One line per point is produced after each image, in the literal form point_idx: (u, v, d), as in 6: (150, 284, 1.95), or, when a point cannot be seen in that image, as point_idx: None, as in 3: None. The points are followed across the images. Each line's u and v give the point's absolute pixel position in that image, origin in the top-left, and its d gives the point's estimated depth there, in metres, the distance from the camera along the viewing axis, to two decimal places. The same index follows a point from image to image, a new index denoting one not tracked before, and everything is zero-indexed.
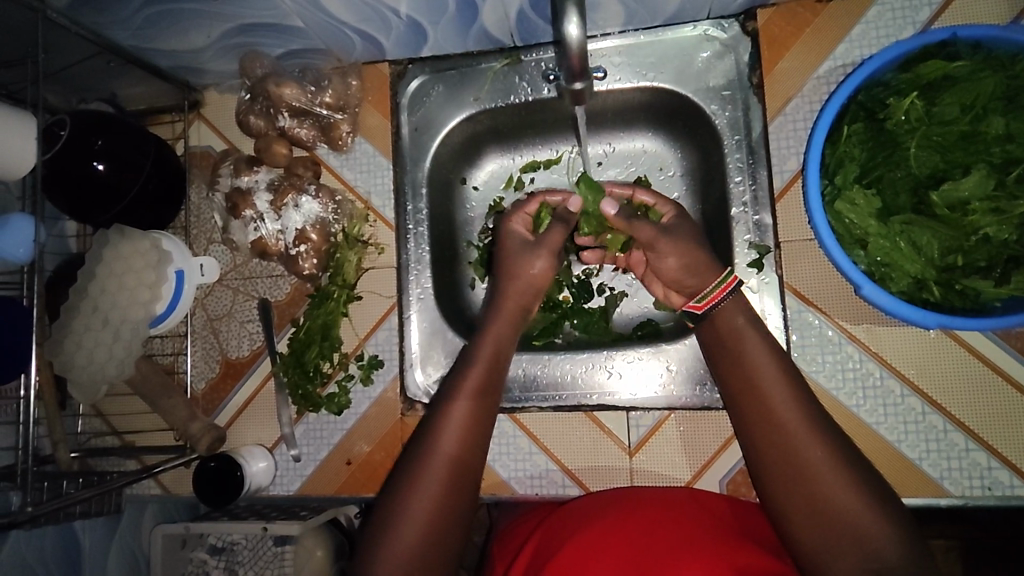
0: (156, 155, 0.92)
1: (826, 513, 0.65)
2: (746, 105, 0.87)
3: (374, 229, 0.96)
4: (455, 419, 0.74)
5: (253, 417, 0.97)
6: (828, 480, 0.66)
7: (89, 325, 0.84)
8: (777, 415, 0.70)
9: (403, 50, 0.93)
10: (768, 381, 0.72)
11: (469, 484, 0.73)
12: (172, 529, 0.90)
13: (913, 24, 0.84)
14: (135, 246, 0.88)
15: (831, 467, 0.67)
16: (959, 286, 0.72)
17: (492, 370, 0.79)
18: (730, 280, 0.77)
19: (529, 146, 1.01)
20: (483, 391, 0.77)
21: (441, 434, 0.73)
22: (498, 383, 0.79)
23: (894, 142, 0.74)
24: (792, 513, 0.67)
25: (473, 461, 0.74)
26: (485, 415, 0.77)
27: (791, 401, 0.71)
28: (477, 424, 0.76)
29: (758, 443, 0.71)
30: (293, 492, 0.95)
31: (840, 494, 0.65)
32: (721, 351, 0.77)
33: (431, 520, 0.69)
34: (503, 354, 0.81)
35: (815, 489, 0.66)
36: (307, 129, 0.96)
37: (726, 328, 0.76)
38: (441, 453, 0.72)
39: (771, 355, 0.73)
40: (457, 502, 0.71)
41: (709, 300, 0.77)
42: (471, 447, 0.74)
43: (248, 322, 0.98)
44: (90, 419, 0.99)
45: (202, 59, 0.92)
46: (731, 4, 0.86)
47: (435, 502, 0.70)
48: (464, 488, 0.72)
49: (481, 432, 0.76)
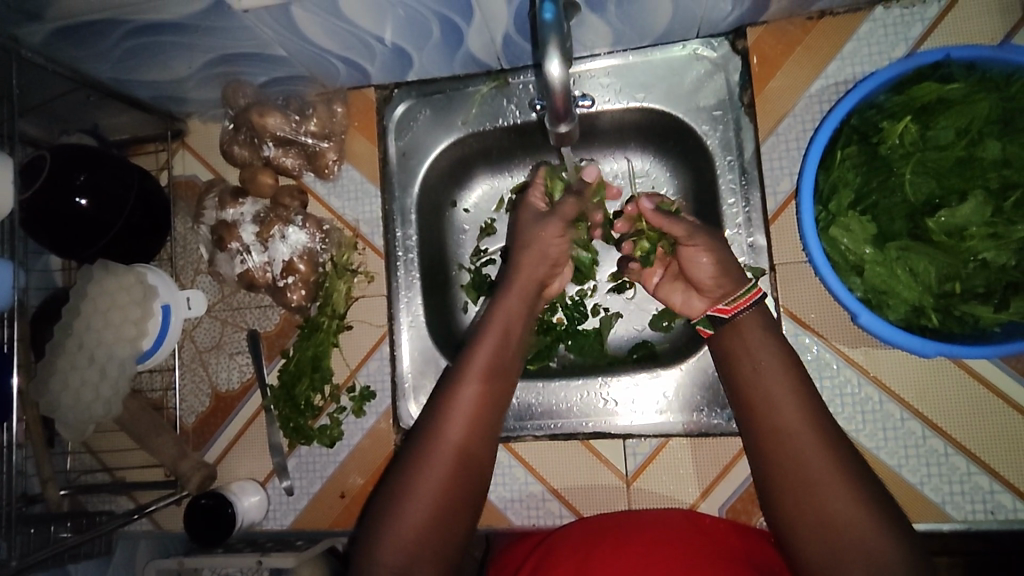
0: (140, 187, 0.90)
1: (830, 528, 0.64)
2: (737, 124, 0.86)
3: (364, 257, 0.95)
4: (448, 442, 0.72)
5: (244, 450, 0.96)
6: (831, 494, 0.65)
7: (75, 363, 0.82)
8: (784, 424, 0.69)
9: (388, 75, 0.92)
10: (774, 392, 0.71)
11: (460, 511, 0.71)
12: (164, 564, 0.87)
13: (905, 41, 0.83)
14: (120, 281, 0.86)
15: (842, 487, 0.65)
16: (958, 312, 0.70)
17: (489, 391, 0.76)
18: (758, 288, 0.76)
19: (520, 167, 0.99)
20: (479, 416, 0.75)
21: (433, 457, 0.71)
22: (498, 404, 0.77)
23: (888, 167, 0.73)
24: (797, 527, 0.66)
25: (466, 487, 0.72)
26: (482, 436, 0.75)
27: (798, 410, 0.69)
28: (471, 448, 0.73)
29: (763, 451, 0.70)
30: (287, 526, 0.94)
31: (847, 512, 0.64)
32: (729, 359, 0.76)
33: (417, 547, 0.68)
34: (505, 353, 0.79)
35: (820, 504, 0.65)
36: (293, 158, 0.95)
37: (739, 343, 0.75)
38: (431, 478, 0.70)
39: (781, 364, 0.72)
40: (447, 529, 0.70)
41: (739, 302, 0.76)
42: (464, 472, 0.72)
43: (238, 353, 0.96)
44: (79, 455, 0.97)
45: (185, 89, 0.91)
46: (721, 23, 0.84)
47: (423, 530, 0.68)
48: (455, 515, 0.71)
49: (476, 457, 0.74)
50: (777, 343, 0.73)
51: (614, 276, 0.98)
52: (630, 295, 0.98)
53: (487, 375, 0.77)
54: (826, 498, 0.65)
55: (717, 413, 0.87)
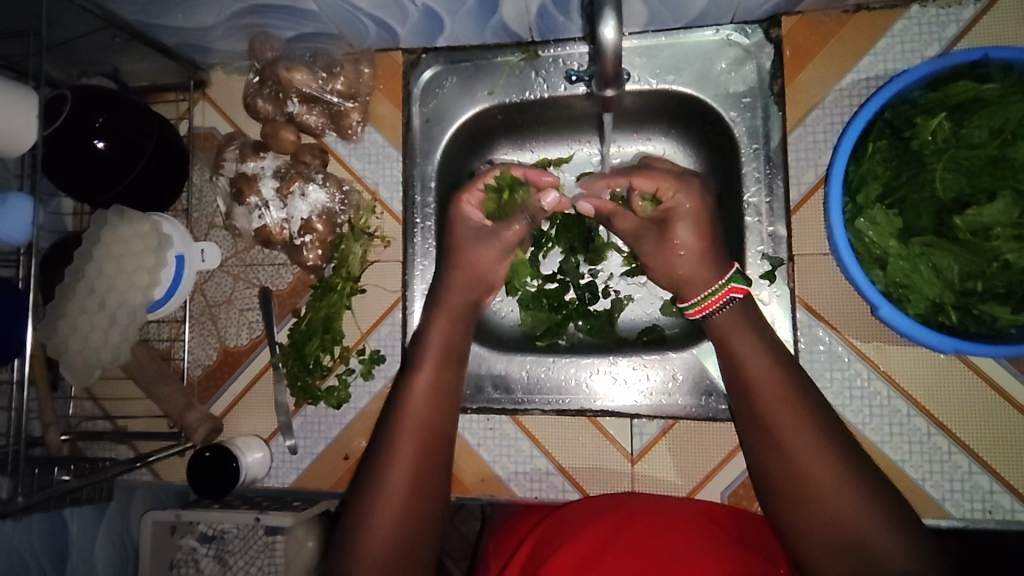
0: (159, 136, 0.89)
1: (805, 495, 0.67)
2: (766, 113, 0.85)
3: (380, 221, 0.95)
4: (394, 487, 0.73)
5: (251, 407, 0.95)
6: (819, 457, 0.68)
7: (86, 308, 0.81)
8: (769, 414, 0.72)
9: (417, 39, 0.91)
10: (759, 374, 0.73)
11: (423, 528, 0.73)
12: (161, 516, 0.90)
13: (939, 41, 0.83)
14: (134, 228, 0.85)
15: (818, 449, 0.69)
16: (976, 311, 0.71)
17: (432, 423, 0.78)
18: (720, 293, 0.77)
19: (543, 143, 0.99)
20: (438, 376, 0.81)
21: (380, 494, 0.73)
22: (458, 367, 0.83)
23: (920, 163, 0.73)
24: (793, 505, 0.68)
25: (434, 440, 0.77)
26: (432, 446, 0.77)
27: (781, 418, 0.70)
28: (434, 405, 0.79)
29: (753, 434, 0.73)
30: (288, 484, 0.94)
31: (825, 485, 0.67)
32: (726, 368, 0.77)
33: (397, 512, 0.72)
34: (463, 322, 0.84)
35: (846, 541, 0.64)
36: (316, 116, 0.93)
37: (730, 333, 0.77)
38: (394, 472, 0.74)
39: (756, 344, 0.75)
40: (426, 485, 0.75)
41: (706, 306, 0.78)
42: (415, 504, 0.73)
43: (248, 309, 0.96)
44: (80, 401, 0.96)
45: (210, 39, 0.89)
46: (756, 10, 0.84)
47: (408, 479, 0.74)
48: (415, 545, 0.72)
49: (438, 416, 0.79)
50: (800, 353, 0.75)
51: (626, 259, 0.98)
52: (644, 279, 0.98)
53: (448, 340, 0.83)
54: (851, 533, 0.64)
55: (724, 399, 0.87)
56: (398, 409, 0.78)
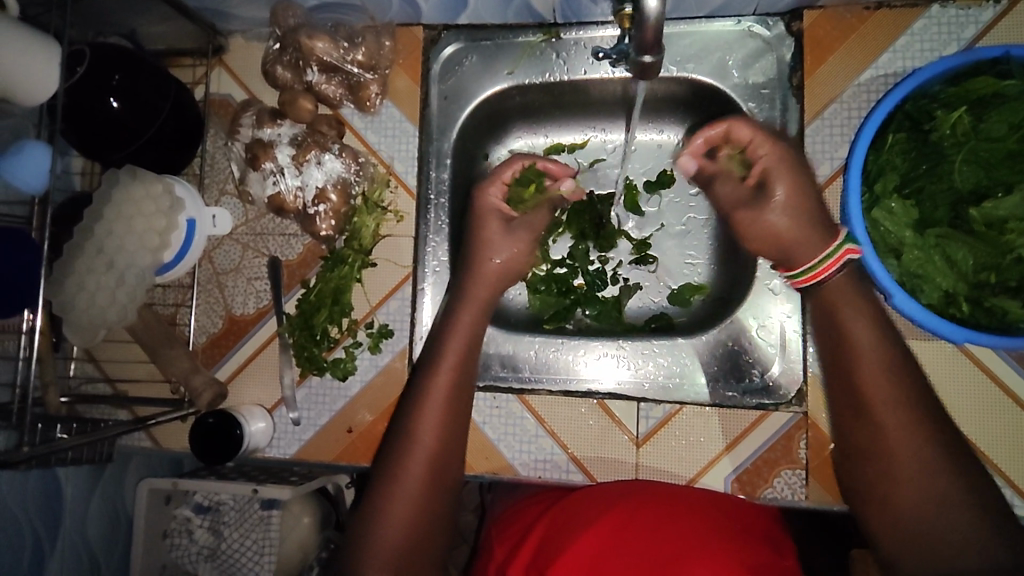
0: (175, 99, 0.88)
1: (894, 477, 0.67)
2: (784, 105, 0.87)
3: (394, 195, 0.94)
4: (415, 468, 0.74)
5: (255, 377, 0.95)
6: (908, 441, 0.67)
7: (92, 267, 0.80)
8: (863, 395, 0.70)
9: (439, 14, 0.91)
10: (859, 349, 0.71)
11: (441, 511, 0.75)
12: (159, 484, 0.88)
13: (958, 41, 0.84)
14: (147, 188, 0.84)
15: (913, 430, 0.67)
16: (987, 304, 0.72)
17: (453, 404, 0.78)
18: (837, 254, 0.73)
19: (560, 128, 1.00)
20: (464, 355, 0.80)
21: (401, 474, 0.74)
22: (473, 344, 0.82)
23: (940, 154, 0.74)
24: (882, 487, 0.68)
25: (455, 421, 0.78)
26: (453, 428, 0.78)
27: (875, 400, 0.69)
28: (457, 384, 0.79)
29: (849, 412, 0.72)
30: (290, 456, 0.93)
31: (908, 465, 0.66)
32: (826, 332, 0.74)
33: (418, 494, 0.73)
34: (477, 299, 0.83)
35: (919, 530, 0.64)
36: (335, 86, 0.93)
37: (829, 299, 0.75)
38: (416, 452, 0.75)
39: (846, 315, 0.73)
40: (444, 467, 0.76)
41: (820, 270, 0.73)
42: (434, 486, 0.75)
43: (257, 279, 0.95)
44: (82, 363, 0.95)
45: (231, 4, 0.89)
46: (779, 2, 0.85)
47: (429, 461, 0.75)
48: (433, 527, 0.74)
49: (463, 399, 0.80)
50: (878, 335, 0.72)
51: (636, 247, 0.98)
52: (653, 268, 0.99)
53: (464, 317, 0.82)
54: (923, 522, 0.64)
55: (731, 385, 0.88)
56: (419, 389, 0.78)
